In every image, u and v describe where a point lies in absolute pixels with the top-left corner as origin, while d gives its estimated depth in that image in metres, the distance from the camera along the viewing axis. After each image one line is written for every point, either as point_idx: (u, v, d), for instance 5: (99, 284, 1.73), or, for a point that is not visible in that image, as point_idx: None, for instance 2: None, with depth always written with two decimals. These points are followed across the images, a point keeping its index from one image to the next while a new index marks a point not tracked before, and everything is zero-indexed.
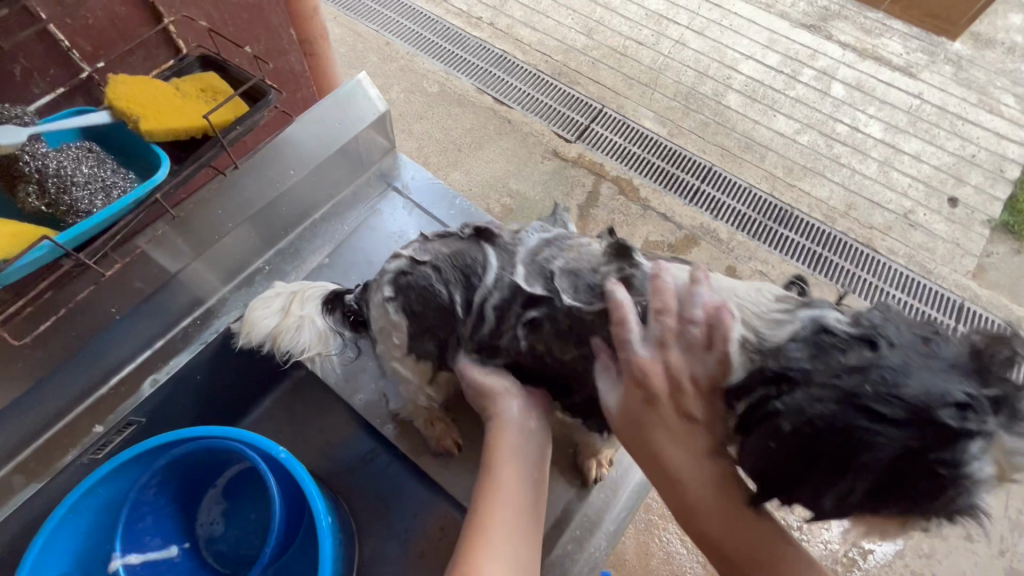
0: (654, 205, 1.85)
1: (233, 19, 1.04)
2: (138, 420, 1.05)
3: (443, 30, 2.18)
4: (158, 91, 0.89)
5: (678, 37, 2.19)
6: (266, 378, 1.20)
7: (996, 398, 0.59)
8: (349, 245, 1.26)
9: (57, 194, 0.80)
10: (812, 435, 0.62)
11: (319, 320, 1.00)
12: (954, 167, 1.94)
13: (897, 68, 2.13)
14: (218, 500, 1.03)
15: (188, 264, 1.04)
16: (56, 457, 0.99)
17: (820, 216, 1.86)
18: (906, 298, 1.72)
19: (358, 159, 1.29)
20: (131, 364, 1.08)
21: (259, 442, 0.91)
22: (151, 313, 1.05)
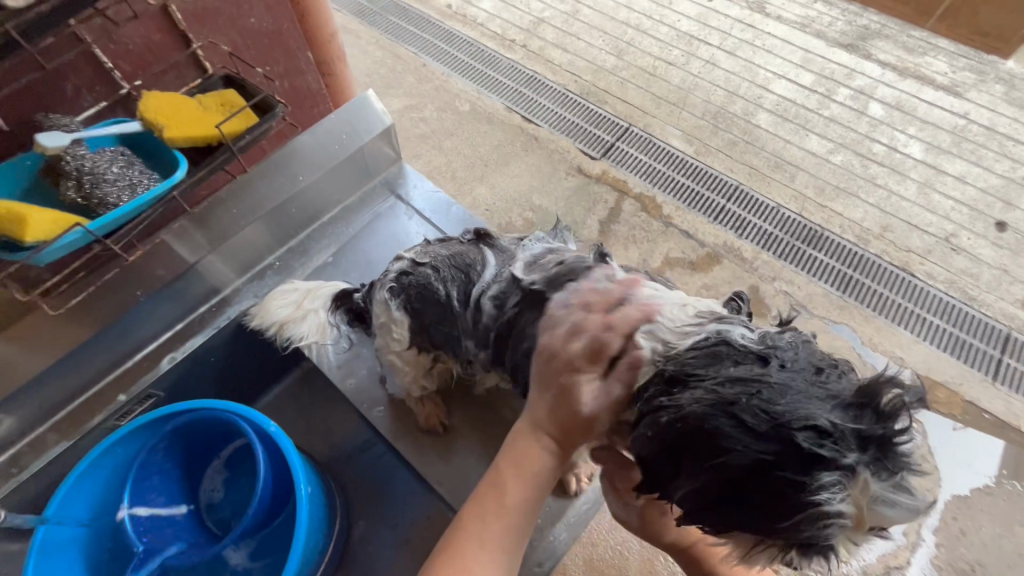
0: (677, 222, 1.85)
1: (255, 45, 1.15)
2: (157, 394, 1.15)
3: (478, 53, 2.28)
4: (184, 107, 1.01)
5: (708, 57, 2.21)
6: (278, 368, 1.29)
7: (864, 435, 0.60)
8: (353, 246, 1.35)
9: (90, 190, 0.90)
10: (683, 431, 0.66)
11: (323, 313, 1.10)
12: (1003, 190, 1.84)
13: (941, 87, 2.05)
14: (219, 470, 1.11)
15: (204, 256, 1.14)
16: (84, 420, 1.10)
17: (852, 238, 1.80)
18: (944, 326, 1.64)
19: (365, 168, 1.37)
20: (153, 343, 1.17)
21: (252, 413, 0.98)
22: (173, 298, 1.15)
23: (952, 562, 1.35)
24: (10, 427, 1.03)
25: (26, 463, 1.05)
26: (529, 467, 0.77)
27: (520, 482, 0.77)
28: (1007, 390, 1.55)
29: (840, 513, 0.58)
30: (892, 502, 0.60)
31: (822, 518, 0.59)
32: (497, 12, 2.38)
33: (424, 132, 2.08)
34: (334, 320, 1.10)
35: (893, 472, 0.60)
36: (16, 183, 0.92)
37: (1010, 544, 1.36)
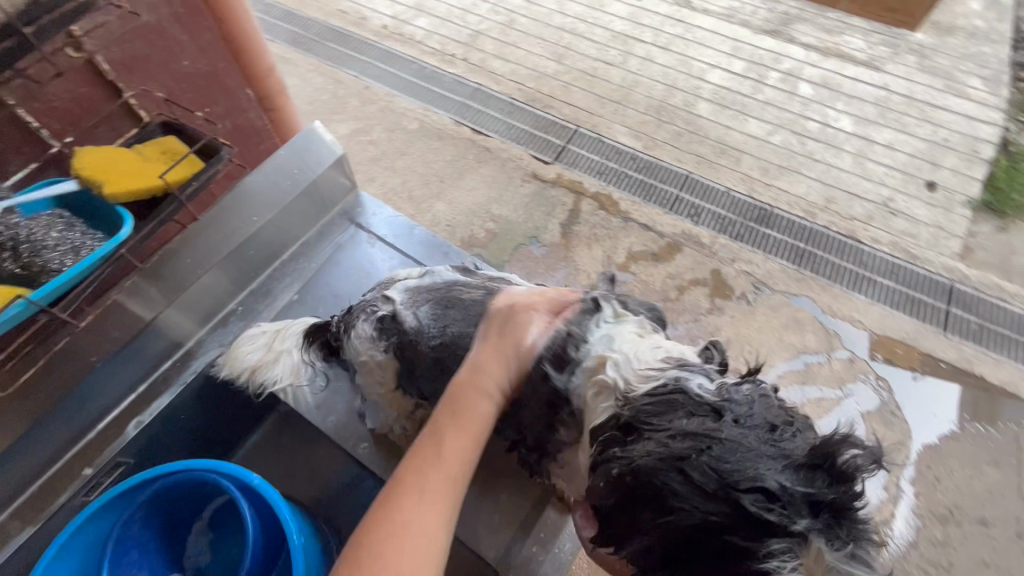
0: (635, 217, 1.89)
1: (190, 87, 1.12)
2: (126, 462, 1.10)
3: (419, 70, 2.28)
4: (120, 156, 0.96)
5: (644, 53, 2.27)
6: (252, 415, 1.24)
7: (815, 499, 0.64)
8: (317, 281, 1.31)
9: (29, 258, 0.87)
10: (632, 483, 0.71)
11: (296, 352, 1.06)
12: (928, 152, 1.96)
13: (861, 62, 2.18)
14: (203, 532, 1.05)
15: (161, 310, 1.10)
16: (49, 500, 1.03)
17: (800, 212, 1.88)
18: (895, 286, 1.73)
19: (320, 201, 1.34)
20: (116, 410, 1.11)
21: (234, 469, 0.94)
22: (131, 358, 1.09)
23: (931, 508, 1.41)
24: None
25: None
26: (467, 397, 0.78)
27: (459, 415, 0.77)
28: (957, 338, 1.65)
29: None
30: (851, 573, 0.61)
31: None
32: (433, 28, 2.39)
33: (375, 154, 2.06)
34: (309, 358, 1.07)
35: (847, 542, 0.62)
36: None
37: (979, 484, 1.44)
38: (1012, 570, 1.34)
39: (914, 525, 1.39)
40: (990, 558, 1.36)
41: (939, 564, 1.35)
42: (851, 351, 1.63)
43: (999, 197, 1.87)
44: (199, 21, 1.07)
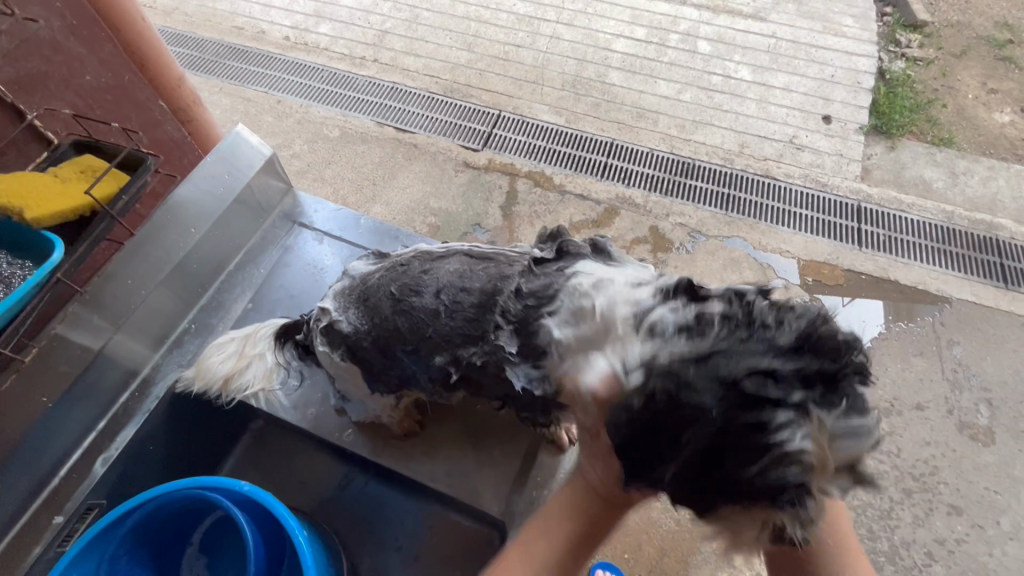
0: (570, 189, 1.94)
1: (97, 102, 1.05)
2: (99, 503, 1.02)
3: (330, 76, 2.23)
4: (32, 179, 0.86)
5: (551, 32, 2.33)
6: (224, 437, 1.18)
7: (808, 372, 0.59)
8: (270, 285, 1.28)
9: None
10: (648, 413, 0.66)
11: (270, 355, 1.01)
12: (820, 89, 2.14)
13: (748, 15, 2.34)
14: (196, 557, 1.00)
15: (109, 338, 1.04)
16: (19, 560, 0.96)
17: (719, 160, 2.00)
18: (811, 214, 1.89)
19: (258, 206, 1.30)
20: (77, 450, 1.04)
21: (221, 482, 0.90)
22: (85, 396, 1.03)
23: (874, 405, 1.56)
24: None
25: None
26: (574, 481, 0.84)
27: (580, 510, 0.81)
28: (871, 251, 1.82)
29: (803, 452, 0.57)
30: (853, 435, 0.59)
31: (784, 457, 0.58)
32: (338, 33, 2.34)
33: (300, 167, 2.00)
34: (283, 359, 1.01)
35: (842, 397, 0.59)
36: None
37: (911, 374, 1.61)
38: (949, 443, 1.51)
39: None
40: (930, 437, 1.52)
41: (889, 451, 1.50)
42: (784, 279, 1.76)
43: (884, 120, 2.08)
44: (96, 32, 1.00)
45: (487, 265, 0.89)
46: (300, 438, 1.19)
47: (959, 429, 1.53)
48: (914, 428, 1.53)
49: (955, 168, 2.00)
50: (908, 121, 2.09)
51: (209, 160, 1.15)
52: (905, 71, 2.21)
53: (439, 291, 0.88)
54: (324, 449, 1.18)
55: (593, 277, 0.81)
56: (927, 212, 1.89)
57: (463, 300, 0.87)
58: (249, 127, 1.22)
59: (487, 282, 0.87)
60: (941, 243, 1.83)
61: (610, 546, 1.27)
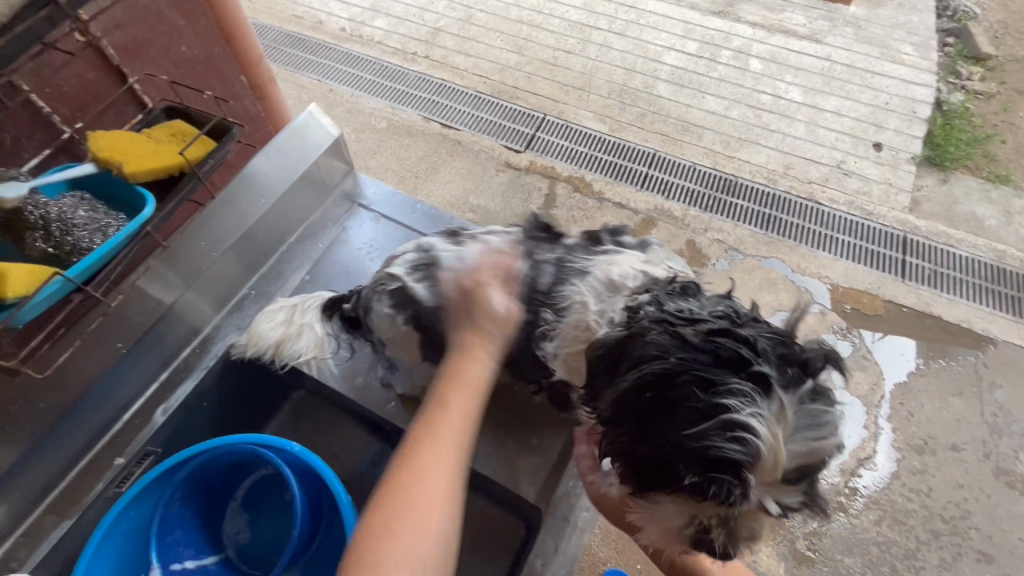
0: (608, 196, 1.95)
1: (190, 72, 1.10)
2: (155, 450, 1.07)
3: (382, 69, 2.28)
4: (129, 139, 0.92)
5: (602, 41, 2.34)
6: (268, 403, 1.21)
7: (779, 356, 0.75)
8: (327, 260, 1.32)
9: (60, 237, 0.84)
10: (624, 351, 0.82)
11: (319, 325, 1.05)
12: (872, 115, 2.10)
13: (804, 36, 2.31)
14: (238, 512, 1.03)
15: (180, 294, 1.08)
16: (82, 493, 1.01)
17: (763, 179, 1.98)
18: (854, 241, 1.85)
19: (322, 183, 1.34)
20: (140, 400, 1.09)
21: (271, 441, 0.94)
22: (153, 347, 1.07)
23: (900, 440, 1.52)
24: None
25: (23, 555, 0.95)
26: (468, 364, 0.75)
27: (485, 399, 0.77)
28: (914, 284, 1.77)
29: (751, 416, 0.70)
30: (802, 432, 0.71)
31: (729, 416, 0.70)
32: (393, 28, 2.40)
33: None
34: (331, 330, 1.06)
35: (798, 393, 0.73)
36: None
37: (948, 413, 1.56)
38: (984, 489, 1.45)
39: (894, 457, 1.49)
40: (964, 480, 1.47)
41: (919, 491, 1.45)
42: (822, 305, 1.74)
43: (938, 152, 2.02)
44: (196, 6, 1.06)
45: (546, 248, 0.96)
46: (338, 411, 1.21)
47: (996, 475, 1.47)
48: (949, 469, 1.48)
49: (1011, 207, 1.94)
50: (963, 155, 2.04)
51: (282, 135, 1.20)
52: (963, 104, 2.15)
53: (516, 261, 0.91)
54: (360, 423, 1.20)
55: (616, 259, 0.94)
56: (977, 249, 1.83)
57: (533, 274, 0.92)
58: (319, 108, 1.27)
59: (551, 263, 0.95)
60: (990, 282, 1.77)
61: (625, 555, 1.26)
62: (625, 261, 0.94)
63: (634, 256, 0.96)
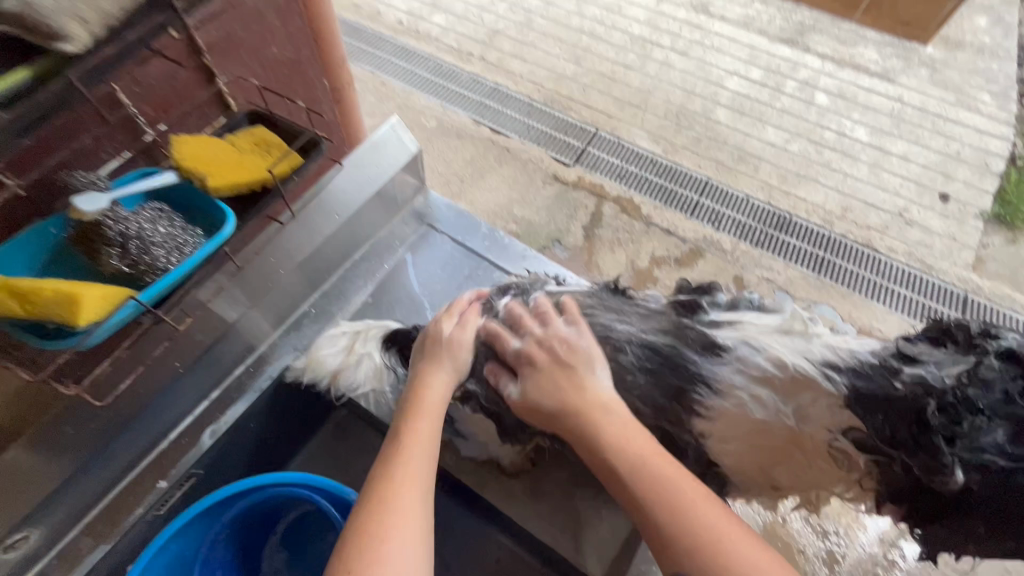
0: (657, 221, 1.88)
1: (276, 74, 1.05)
2: (198, 473, 1.01)
3: (436, 67, 2.24)
4: (215, 148, 0.88)
5: (663, 58, 2.28)
6: (307, 421, 1.13)
7: None
8: (391, 282, 1.24)
9: (137, 255, 0.79)
10: (981, 502, 0.69)
11: (378, 355, 0.97)
12: (941, 164, 2.00)
13: (875, 74, 2.22)
14: (277, 549, 0.97)
15: (243, 312, 1.05)
16: (120, 517, 0.95)
17: (819, 220, 1.90)
18: (912, 295, 1.75)
19: (393, 199, 1.27)
20: (189, 418, 1.04)
21: (327, 485, 0.88)
22: (209, 366, 1.05)
23: None
24: (37, 541, 0.90)
25: None
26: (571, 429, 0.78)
27: (639, 469, 0.73)
28: None
29: None
30: None
31: None
32: (450, 26, 2.36)
33: None
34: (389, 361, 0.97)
35: None
36: (31, 258, 0.79)
37: None
38: None
39: None
40: None
41: None
42: None
43: (1009, 210, 1.91)
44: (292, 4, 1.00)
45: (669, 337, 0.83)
46: (377, 435, 1.12)
47: None
48: None
49: None
50: None
51: (361, 148, 1.18)
52: None
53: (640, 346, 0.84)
54: None
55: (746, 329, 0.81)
56: None
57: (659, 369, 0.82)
58: (401, 124, 1.25)
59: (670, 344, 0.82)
60: None
61: None
62: (768, 339, 0.78)
63: (767, 323, 0.80)
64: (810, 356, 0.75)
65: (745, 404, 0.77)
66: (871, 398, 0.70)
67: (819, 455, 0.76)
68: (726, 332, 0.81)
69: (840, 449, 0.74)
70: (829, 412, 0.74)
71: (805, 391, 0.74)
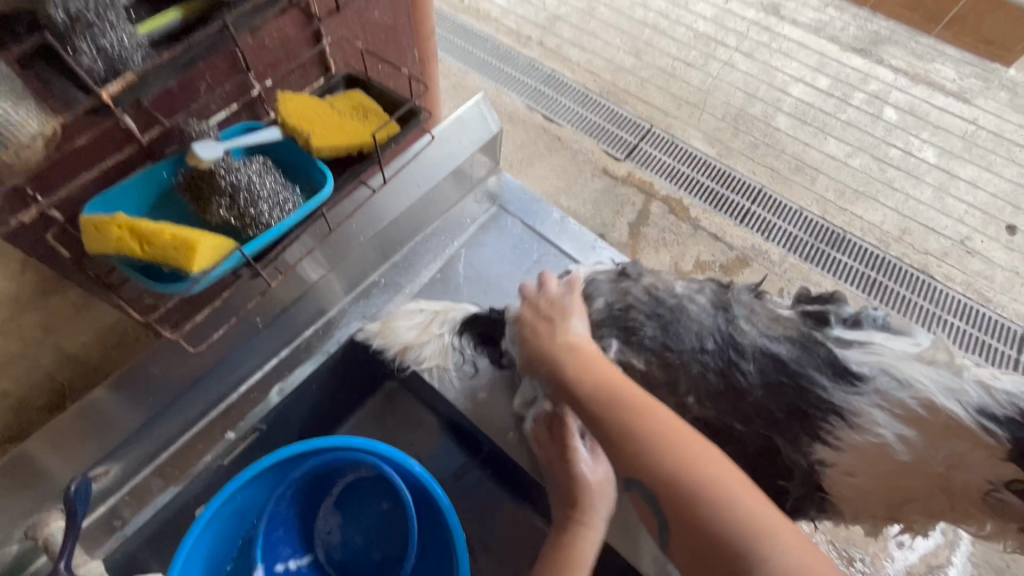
0: (705, 225, 1.83)
1: (373, 39, 1.03)
2: (261, 428, 1.04)
3: (494, 48, 2.22)
4: (318, 108, 0.89)
5: (726, 58, 2.21)
6: (361, 387, 1.14)
7: None
8: (460, 261, 1.24)
9: (244, 207, 0.79)
10: None
11: (449, 336, 1.03)
12: (1012, 194, 1.90)
13: (951, 93, 2.11)
14: (332, 510, 0.97)
15: (324, 274, 1.08)
16: (191, 461, 0.99)
17: (873, 240, 1.82)
18: (967, 328, 1.66)
19: (467, 176, 1.26)
20: (258, 372, 1.06)
21: (394, 454, 0.89)
22: (283, 324, 1.07)
23: (987, 556, 1.22)
24: (116, 475, 0.94)
25: (127, 515, 0.94)
26: (543, 362, 0.83)
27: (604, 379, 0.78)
28: None
29: None
30: None
31: None
32: (511, 7, 2.33)
33: None
34: (459, 344, 1.02)
35: None
36: (141, 200, 0.81)
37: None
38: None
39: None
40: None
41: None
42: None
43: None
44: None
45: (803, 343, 0.81)
46: (428, 410, 1.13)
47: None
48: None
49: None
50: None
51: (448, 123, 1.17)
52: None
53: (775, 354, 0.80)
54: (449, 429, 1.11)
55: (881, 352, 0.78)
56: None
57: (784, 382, 0.79)
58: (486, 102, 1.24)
59: (797, 361, 0.79)
60: None
61: None
62: (910, 369, 0.76)
63: (902, 348, 0.78)
64: (964, 398, 0.72)
65: (886, 443, 0.74)
66: None
67: (970, 503, 0.74)
68: (860, 356, 0.78)
69: (997, 500, 0.72)
70: (988, 462, 0.71)
71: (956, 439, 0.72)
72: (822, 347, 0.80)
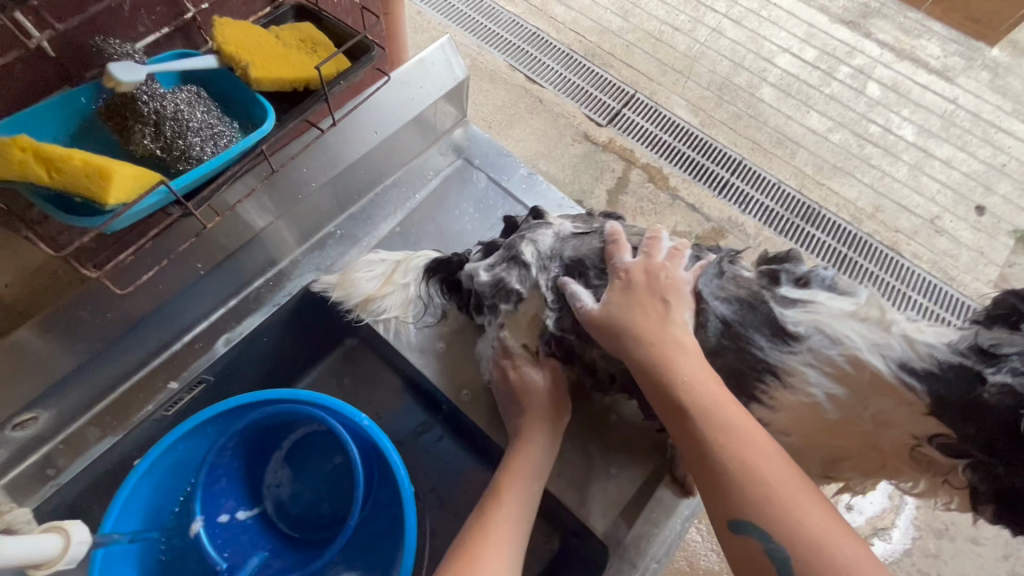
0: (683, 195, 1.82)
1: None
2: (208, 379, 1.03)
3: (477, 3, 2.13)
4: (257, 35, 0.83)
5: (715, 24, 2.16)
6: (318, 342, 1.14)
7: None
8: (422, 214, 1.21)
9: (172, 138, 0.77)
10: None
11: (415, 286, 1.00)
12: (983, 175, 1.93)
13: (934, 70, 2.11)
14: (281, 464, 0.97)
15: (271, 221, 1.04)
16: (132, 410, 0.97)
17: (847, 216, 1.84)
18: (927, 304, 1.71)
19: (431, 125, 1.22)
20: (204, 323, 1.05)
21: (342, 407, 0.88)
22: (230, 274, 1.05)
23: (930, 520, 1.28)
24: (46, 422, 0.91)
25: (62, 464, 0.92)
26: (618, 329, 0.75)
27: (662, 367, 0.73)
28: None
29: None
30: None
31: None
32: None
33: None
34: (426, 294, 1.00)
35: None
36: (61, 126, 0.76)
37: None
38: None
39: None
40: None
41: None
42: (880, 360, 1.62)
43: None
44: None
45: (747, 296, 0.79)
46: (388, 367, 1.13)
47: None
48: None
49: None
50: None
51: (410, 65, 1.12)
52: None
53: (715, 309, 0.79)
54: (408, 387, 1.11)
55: (824, 310, 0.76)
56: None
57: (725, 342, 0.79)
58: (452, 47, 1.20)
59: (740, 322, 0.78)
60: None
61: None
62: (844, 327, 0.75)
63: (840, 306, 0.76)
64: (887, 353, 0.72)
65: (816, 405, 0.76)
66: (960, 403, 0.69)
67: (899, 458, 0.78)
68: (798, 315, 0.77)
69: (921, 454, 0.76)
70: (909, 418, 0.74)
71: (884, 396, 0.74)
72: (763, 300, 0.78)
